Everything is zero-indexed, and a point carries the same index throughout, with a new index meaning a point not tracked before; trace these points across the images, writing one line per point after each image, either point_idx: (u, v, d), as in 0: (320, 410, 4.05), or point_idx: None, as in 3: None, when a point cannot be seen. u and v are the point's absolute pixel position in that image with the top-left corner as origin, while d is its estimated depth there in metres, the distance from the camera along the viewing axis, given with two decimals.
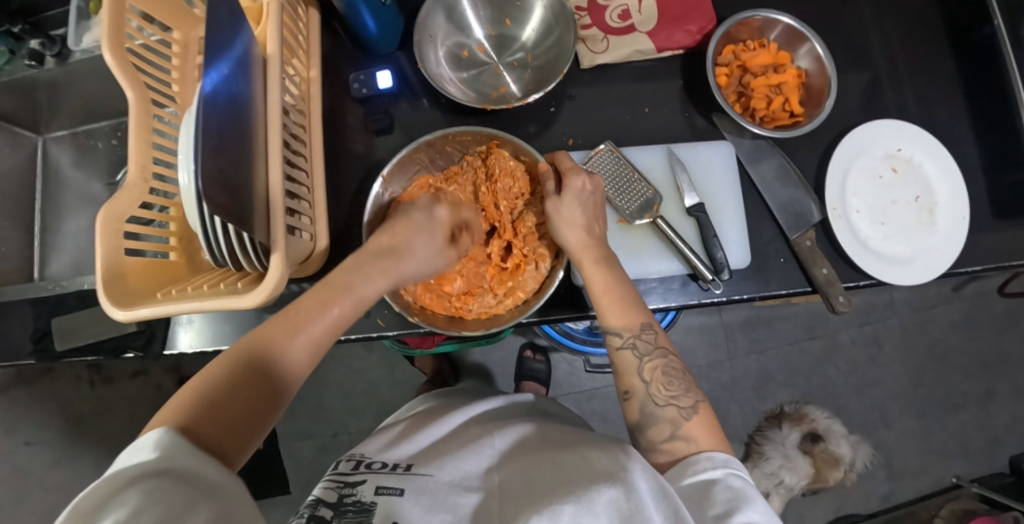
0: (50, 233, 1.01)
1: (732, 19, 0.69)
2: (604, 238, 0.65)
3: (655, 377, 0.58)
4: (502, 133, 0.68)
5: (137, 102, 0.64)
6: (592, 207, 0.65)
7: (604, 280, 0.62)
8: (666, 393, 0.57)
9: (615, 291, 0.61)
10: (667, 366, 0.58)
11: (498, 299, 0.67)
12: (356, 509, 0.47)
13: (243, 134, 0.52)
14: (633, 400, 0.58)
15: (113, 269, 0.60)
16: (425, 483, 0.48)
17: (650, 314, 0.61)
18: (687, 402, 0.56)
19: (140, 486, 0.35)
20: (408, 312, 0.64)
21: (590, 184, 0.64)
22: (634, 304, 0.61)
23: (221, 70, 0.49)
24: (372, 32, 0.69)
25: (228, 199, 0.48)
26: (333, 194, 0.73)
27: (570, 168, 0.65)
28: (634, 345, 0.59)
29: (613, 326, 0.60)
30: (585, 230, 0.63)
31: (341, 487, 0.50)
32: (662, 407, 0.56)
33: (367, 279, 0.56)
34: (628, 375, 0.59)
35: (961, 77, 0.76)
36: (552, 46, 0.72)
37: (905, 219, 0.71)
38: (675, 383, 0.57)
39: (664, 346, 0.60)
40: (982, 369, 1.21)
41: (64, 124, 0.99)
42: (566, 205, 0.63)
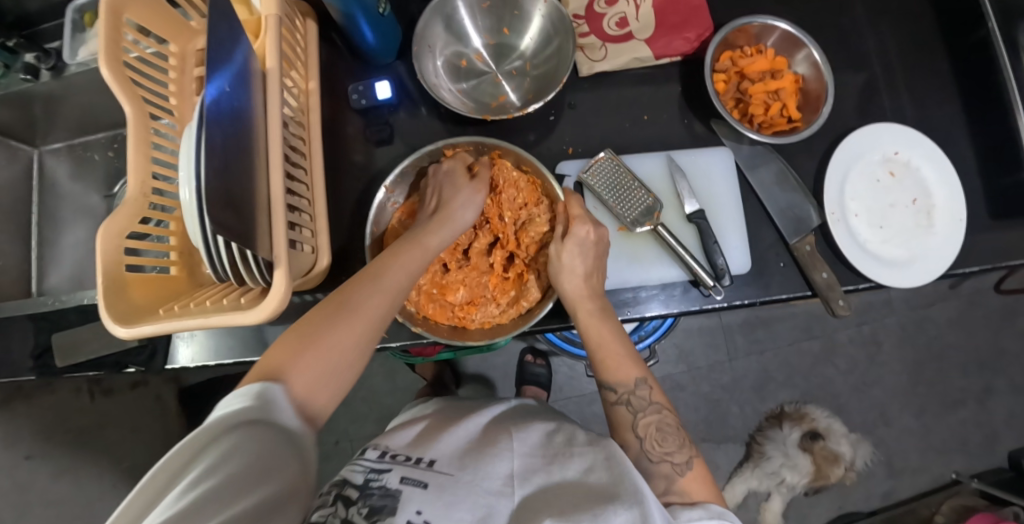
0: (47, 246, 1.00)
1: (729, 26, 0.70)
2: (601, 290, 0.67)
3: (648, 434, 0.59)
4: (503, 142, 0.68)
5: (135, 116, 0.64)
6: (593, 257, 0.66)
7: (598, 331, 0.64)
8: (661, 449, 0.57)
9: (612, 347, 0.63)
10: (661, 422, 0.59)
11: (500, 309, 0.68)
12: (380, 493, 0.46)
13: (245, 149, 0.52)
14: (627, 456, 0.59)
15: (114, 286, 0.59)
16: (446, 482, 0.47)
17: (645, 368, 0.63)
18: (681, 459, 0.57)
19: (238, 432, 0.41)
20: (412, 323, 0.65)
21: (594, 234, 0.66)
22: (630, 357, 0.63)
23: (221, 85, 0.49)
24: (371, 43, 0.70)
25: (232, 216, 0.48)
26: (334, 205, 0.73)
27: (577, 215, 0.67)
28: (628, 401, 0.61)
29: (607, 382, 0.63)
30: (585, 280, 0.65)
31: (367, 472, 0.49)
32: (656, 464, 0.57)
33: (434, 231, 0.64)
34: (623, 430, 0.60)
35: (957, 79, 0.77)
36: (551, 55, 0.72)
37: (903, 223, 0.72)
38: (669, 439, 0.58)
39: (658, 401, 0.61)
40: (979, 365, 1.22)
41: (61, 136, 0.99)
42: (568, 252, 0.65)
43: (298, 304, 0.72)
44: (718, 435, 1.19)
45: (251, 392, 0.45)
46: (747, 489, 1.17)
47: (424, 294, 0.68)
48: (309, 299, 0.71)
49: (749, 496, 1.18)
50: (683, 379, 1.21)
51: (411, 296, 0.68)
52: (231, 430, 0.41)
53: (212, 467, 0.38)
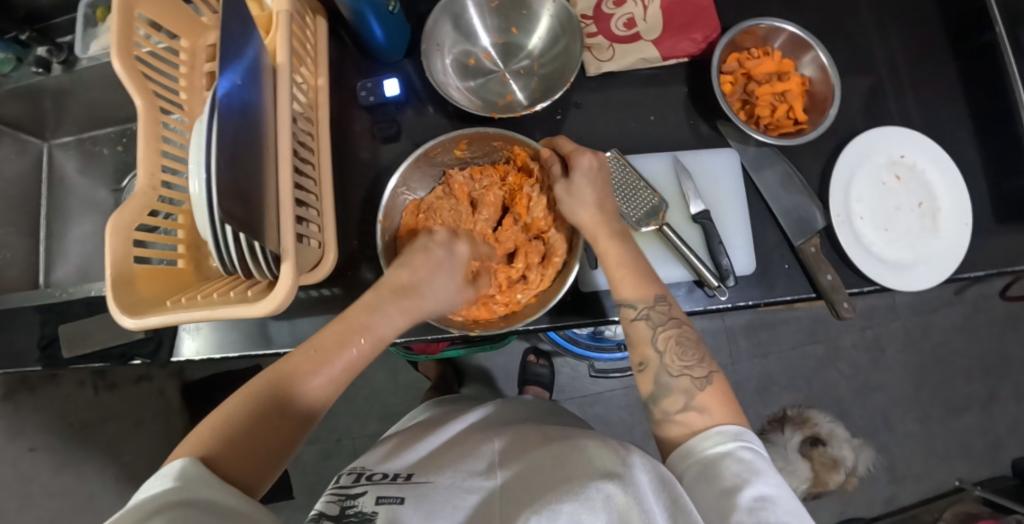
0: (56, 239, 1.01)
1: (737, 28, 0.70)
2: (615, 212, 0.66)
3: (668, 347, 0.58)
4: (465, 131, 0.67)
5: (145, 111, 0.65)
6: (600, 186, 0.65)
7: (616, 257, 0.63)
8: (680, 363, 0.57)
9: (628, 264, 0.62)
10: (681, 335, 0.59)
11: (539, 273, 0.68)
12: (358, 518, 0.48)
13: (253, 143, 0.52)
14: (647, 372, 0.59)
15: (123, 277, 0.60)
16: (424, 494, 0.48)
17: (662, 286, 0.63)
18: (700, 373, 0.57)
19: (173, 514, 0.37)
20: (469, 328, 0.64)
21: (596, 160, 0.65)
22: (647, 275, 0.62)
23: (233, 79, 0.49)
24: (379, 40, 0.70)
25: (240, 207, 0.48)
26: (341, 201, 0.74)
27: (573, 150, 0.65)
28: (648, 316, 0.60)
29: (626, 301, 0.62)
30: (597, 206, 0.64)
31: (342, 501, 0.50)
32: (676, 378, 0.57)
33: (387, 319, 0.58)
34: (642, 345, 0.60)
35: (963, 83, 0.77)
36: (558, 55, 0.73)
37: (908, 225, 0.72)
38: (688, 353, 0.58)
39: (677, 317, 0.60)
40: (985, 371, 1.21)
41: (70, 130, 1.00)
42: (575, 186, 0.64)
43: (303, 299, 0.73)
44: None
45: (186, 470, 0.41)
46: None
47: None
48: (315, 295, 0.72)
49: None
50: None
51: None
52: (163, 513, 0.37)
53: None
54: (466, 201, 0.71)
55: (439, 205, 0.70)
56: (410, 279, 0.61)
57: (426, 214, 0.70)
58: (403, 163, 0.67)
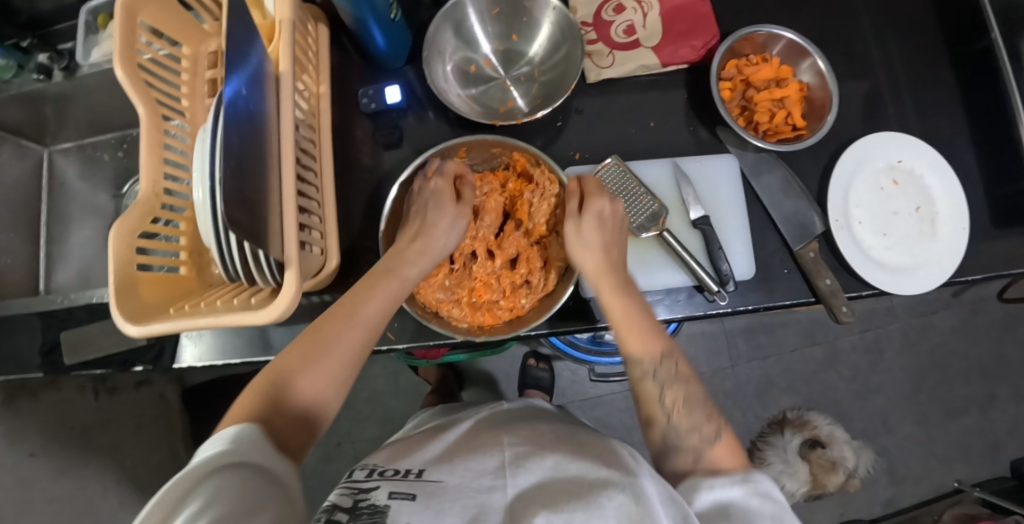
0: (56, 244, 1.01)
1: (735, 35, 0.70)
2: (621, 263, 0.67)
3: (676, 406, 0.59)
4: (465, 138, 0.68)
5: (147, 118, 0.65)
6: (609, 232, 0.66)
7: (622, 307, 0.64)
8: (690, 421, 0.58)
9: (634, 317, 0.63)
10: (688, 395, 0.60)
11: (541, 279, 0.68)
12: (370, 511, 0.46)
13: (257, 152, 0.52)
14: (656, 429, 0.59)
15: (127, 284, 0.61)
16: (436, 493, 0.48)
17: (668, 340, 0.63)
18: (709, 432, 0.57)
19: (225, 474, 0.41)
20: (474, 335, 0.65)
21: (609, 206, 0.66)
22: (654, 330, 0.63)
23: (238, 86, 0.49)
24: (380, 47, 0.70)
25: (245, 214, 0.48)
26: (343, 207, 0.74)
27: (591, 189, 0.67)
28: (655, 374, 0.61)
29: (632, 357, 0.62)
30: (603, 251, 0.65)
31: (355, 493, 0.49)
32: (686, 437, 0.57)
33: (410, 260, 0.64)
34: (650, 405, 0.60)
35: (960, 88, 0.77)
36: (559, 62, 0.73)
37: (906, 230, 0.72)
38: (697, 411, 0.58)
39: (683, 374, 0.61)
40: (983, 373, 1.22)
41: (71, 136, 1.00)
42: (583, 229, 0.65)
43: (305, 305, 0.72)
44: None
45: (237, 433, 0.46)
46: None
47: (466, 305, 0.67)
48: (317, 300, 0.72)
49: None
50: None
51: (456, 313, 0.67)
52: (214, 473, 0.41)
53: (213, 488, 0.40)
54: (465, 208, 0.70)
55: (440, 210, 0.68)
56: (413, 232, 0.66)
57: None
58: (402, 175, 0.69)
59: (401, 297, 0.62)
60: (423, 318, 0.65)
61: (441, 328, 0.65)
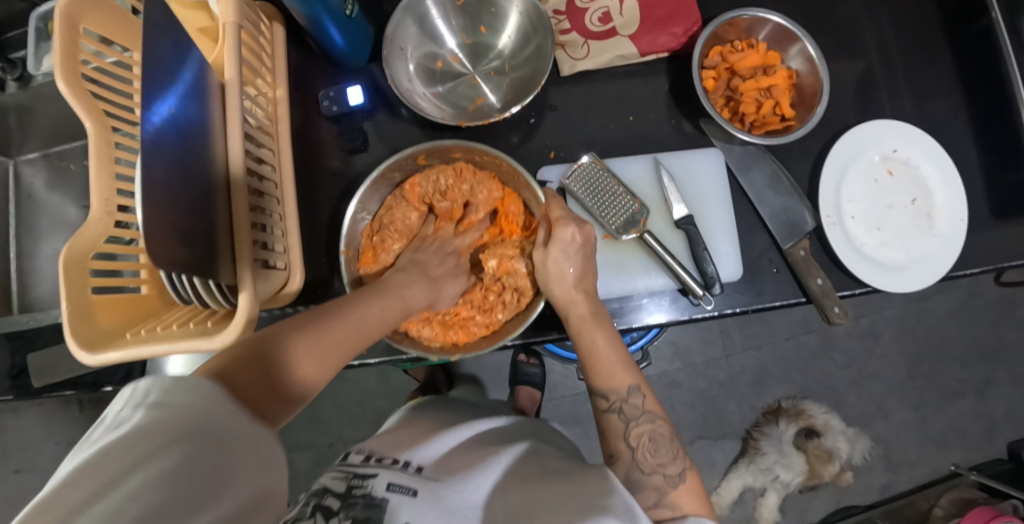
0: (26, 259, 0.98)
1: (719, 19, 0.65)
2: (594, 291, 0.64)
3: (641, 443, 0.56)
4: (422, 144, 0.65)
5: (95, 132, 0.61)
6: (582, 259, 0.62)
7: (591, 339, 0.60)
8: (653, 460, 0.55)
9: (608, 352, 0.60)
10: (654, 432, 0.56)
11: (492, 277, 0.68)
12: (365, 502, 0.46)
13: (198, 172, 0.49)
14: (618, 466, 0.56)
15: (78, 312, 0.57)
16: (437, 491, 0.48)
17: (639, 375, 0.60)
18: (674, 471, 0.54)
19: (182, 442, 0.35)
20: (448, 353, 0.63)
21: (580, 235, 0.61)
22: (622, 361, 0.60)
23: (167, 108, 0.45)
24: (339, 47, 0.66)
25: (186, 247, 0.45)
26: (309, 216, 0.70)
27: (560, 218, 0.62)
28: (620, 410, 0.58)
29: (599, 390, 0.60)
30: (576, 287, 0.62)
31: (350, 478, 0.50)
32: (647, 475, 0.54)
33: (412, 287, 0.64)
34: (614, 440, 0.57)
35: (958, 69, 0.73)
36: (531, 55, 0.69)
37: (901, 224, 0.69)
38: (662, 450, 0.55)
39: (652, 411, 0.58)
40: (980, 356, 1.20)
41: (35, 146, 0.96)
42: (554, 260, 0.61)
43: (276, 316, 0.68)
44: (714, 432, 1.18)
45: (191, 384, 0.39)
46: (742, 484, 1.15)
47: (436, 323, 0.66)
48: (278, 313, 0.68)
49: (744, 492, 1.17)
50: (678, 376, 1.19)
51: (426, 333, 0.66)
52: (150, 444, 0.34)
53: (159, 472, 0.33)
54: (418, 205, 0.70)
55: (392, 215, 0.69)
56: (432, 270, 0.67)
57: (379, 235, 0.69)
58: (359, 190, 0.64)
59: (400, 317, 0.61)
60: (395, 341, 0.63)
61: (415, 351, 0.63)
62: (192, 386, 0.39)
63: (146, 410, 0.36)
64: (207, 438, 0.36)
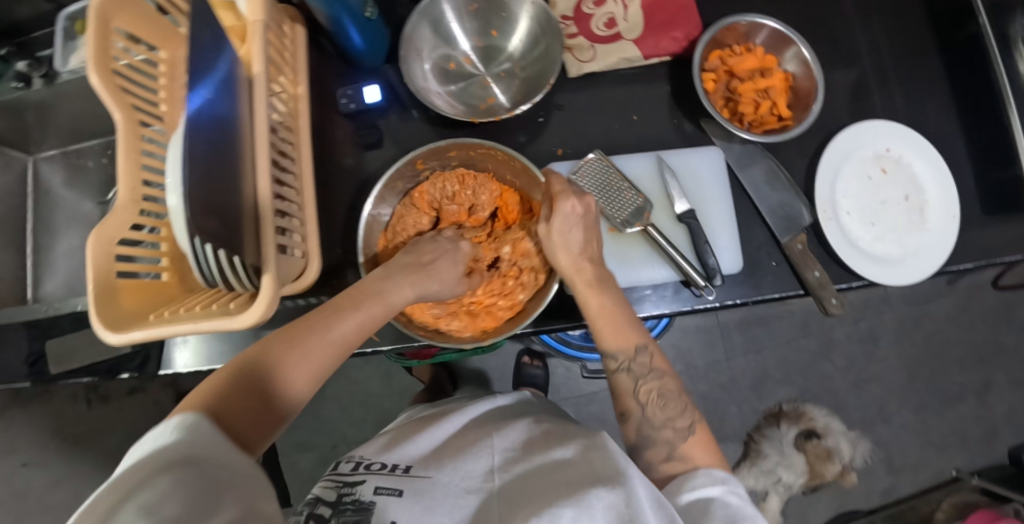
0: (43, 253, 1.00)
1: (717, 25, 0.69)
2: (599, 258, 0.65)
3: (650, 399, 0.59)
4: (416, 151, 0.67)
5: (124, 124, 0.63)
6: (586, 228, 0.63)
7: (598, 301, 0.62)
8: (663, 415, 0.58)
9: (611, 313, 0.62)
10: (662, 388, 0.60)
11: (508, 264, 0.70)
12: (355, 507, 0.50)
13: (229, 155, 0.52)
14: (629, 422, 0.60)
15: (102, 293, 0.59)
16: (423, 486, 0.50)
17: (646, 334, 0.62)
18: (682, 424, 0.57)
19: (170, 474, 0.37)
20: (481, 340, 0.65)
21: (580, 206, 0.62)
22: (629, 323, 0.62)
23: (205, 94, 0.48)
24: (358, 48, 0.70)
25: (216, 224, 0.48)
26: (324, 209, 0.73)
27: (560, 192, 0.63)
28: (629, 369, 0.61)
29: (608, 352, 0.62)
30: (582, 254, 0.63)
31: (340, 487, 0.53)
32: (658, 430, 0.57)
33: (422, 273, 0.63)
34: (624, 399, 0.60)
35: (948, 75, 0.76)
36: (539, 57, 0.72)
37: (895, 220, 0.71)
38: (670, 405, 0.59)
39: (659, 368, 0.61)
40: (979, 360, 1.21)
41: (54, 143, 0.99)
42: (557, 231, 0.62)
43: (288, 308, 0.72)
44: (716, 435, 1.19)
45: (182, 424, 0.42)
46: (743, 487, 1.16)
47: (465, 315, 0.69)
48: (302, 303, 0.71)
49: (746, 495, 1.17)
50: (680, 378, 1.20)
51: (455, 326, 0.68)
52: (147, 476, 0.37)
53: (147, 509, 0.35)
54: (428, 211, 0.73)
55: (403, 222, 0.72)
56: (421, 257, 0.65)
57: (393, 240, 0.72)
58: (376, 185, 0.68)
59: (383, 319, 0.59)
60: (427, 338, 0.66)
61: (448, 343, 0.65)
62: (186, 426, 0.42)
63: (145, 453, 0.39)
64: (192, 467, 0.38)
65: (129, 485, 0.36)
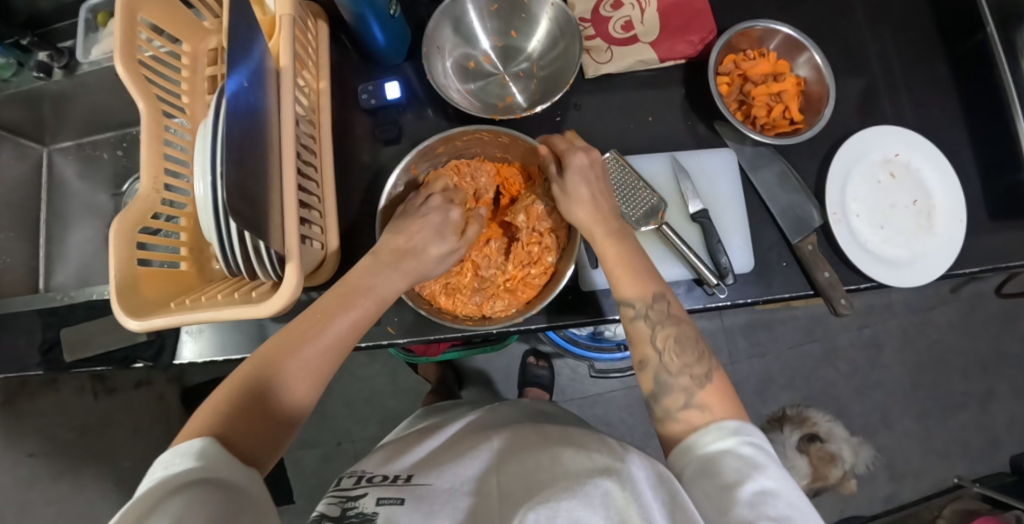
0: (55, 243, 1.00)
1: (732, 29, 0.71)
2: (613, 205, 0.66)
3: (668, 346, 0.57)
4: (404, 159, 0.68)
5: (149, 114, 0.64)
6: (597, 183, 0.65)
7: (614, 248, 0.63)
8: (680, 362, 0.56)
9: (627, 261, 0.62)
10: (680, 334, 0.58)
11: (528, 231, 0.69)
12: (358, 519, 0.48)
13: (259, 143, 0.53)
14: (647, 370, 0.58)
15: (126, 280, 0.59)
16: (424, 494, 0.49)
17: (663, 284, 0.61)
18: (699, 371, 0.56)
19: (185, 491, 0.39)
20: (530, 309, 0.65)
21: (589, 158, 0.65)
22: (645, 271, 0.61)
23: (240, 81, 0.50)
24: (380, 44, 0.71)
25: (248, 208, 0.49)
26: (342, 202, 0.74)
27: (565, 149, 0.66)
28: (647, 315, 0.60)
29: (624, 299, 0.61)
30: (593, 203, 0.64)
31: (343, 502, 0.51)
32: (675, 377, 0.56)
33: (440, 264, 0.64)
34: (641, 344, 0.59)
35: (956, 83, 0.78)
36: (557, 58, 0.74)
37: (903, 223, 0.73)
38: (687, 351, 0.57)
39: (676, 315, 0.59)
40: (981, 368, 1.23)
41: (70, 135, 1.00)
42: (572, 184, 0.64)
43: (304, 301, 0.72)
44: None
45: (190, 450, 0.43)
46: None
47: (505, 293, 0.68)
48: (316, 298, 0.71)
49: None
50: None
51: (497, 304, 0.67)
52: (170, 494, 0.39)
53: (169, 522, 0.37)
54: None
55: None
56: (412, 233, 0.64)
57: None
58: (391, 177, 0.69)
59: (376, 315, 0.60)
60: (476, 327, 0.66)
61: (498, 324, 0.66)
62: (197, 451, 0.44)
63: (159, 478, 0.41)
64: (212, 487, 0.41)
65: (147, 504, 0.38)
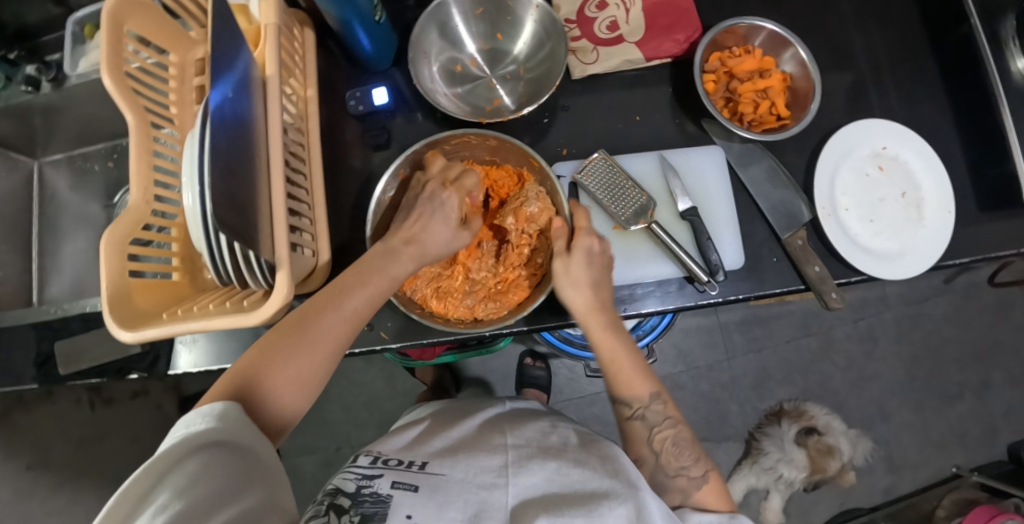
0: (48, 255, 1.00)
1: (717, 27, 0.71)
2: (608, 301, 0.66)
3: (665, 448, 0.61)
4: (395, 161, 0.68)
5: (136, 125, 0.64)
6: (598, 269, 0.65)
7: (611, 349, 0.64)
8: (678, 464, 0.60)
9: (625, 362, 0.64)
10: (676, 437, 0.61)
11: (517, 233, 0.68)
12: (372, 500, 0.49)
13: (246, 152, 0.53)
14: (643, 467, 0.61)
15: (117, 291, 0.59)
16: (438, 483, 0.49)
17: (658, 383, 0.64)
18: (697, 473, 0.60)
19: (201, 455, 0.43)
20: (522, 313, 0.65)
21: (598, 246, 0.66)
22: (644, 372, 0.64)
23: (226, 91, 0.50)
24: (366, 50, 0.71)
25: (237, 217, 0.49)
26: (332, 208, 0.74)
27: (582, 229, 0.66)
28: (643, 416, 0.63)
29: (621, 398, 0.64)
30: (590, 290, 0.64)
31: (359, 478, 0.51)
32: (673, 478, 0.59)
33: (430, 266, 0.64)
34: (639, 445, 0.62)
35: (942, 75, 0.78)
36: (544, 59, 0.74)
37: (893, 216, 0.73)
38: (685, 454, 0.60)
39: (671, 416, 0.63)
40: (977, 358, 1.23)
41: (60, 147, 1.00)
42: (575, 267, 0.64)
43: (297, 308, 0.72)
44: (718, 433, 1.20)
45: (209, 412, 0.46)
46: (745, 486, 1.17)
47: (496, 296, 0.68)
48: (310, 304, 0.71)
49: (748, 493, 1.18)
50: (681, 378, 1.22)
51: (489, 308, 0.68)
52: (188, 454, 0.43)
53: (181, 490, 0.41)
54: None
55: None
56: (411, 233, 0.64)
57: None
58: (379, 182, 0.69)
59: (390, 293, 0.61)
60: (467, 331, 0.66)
61: (490, 327, 0.66)
62: (215, 414, 0.46)
63: (178, 436, 0.44)
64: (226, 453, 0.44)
65: (165, 465, 0.42)
